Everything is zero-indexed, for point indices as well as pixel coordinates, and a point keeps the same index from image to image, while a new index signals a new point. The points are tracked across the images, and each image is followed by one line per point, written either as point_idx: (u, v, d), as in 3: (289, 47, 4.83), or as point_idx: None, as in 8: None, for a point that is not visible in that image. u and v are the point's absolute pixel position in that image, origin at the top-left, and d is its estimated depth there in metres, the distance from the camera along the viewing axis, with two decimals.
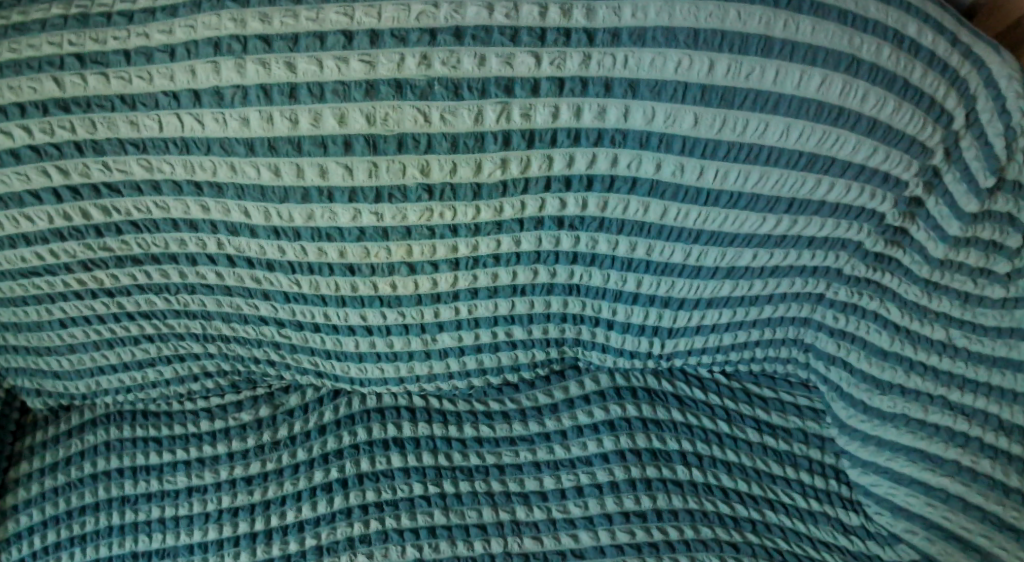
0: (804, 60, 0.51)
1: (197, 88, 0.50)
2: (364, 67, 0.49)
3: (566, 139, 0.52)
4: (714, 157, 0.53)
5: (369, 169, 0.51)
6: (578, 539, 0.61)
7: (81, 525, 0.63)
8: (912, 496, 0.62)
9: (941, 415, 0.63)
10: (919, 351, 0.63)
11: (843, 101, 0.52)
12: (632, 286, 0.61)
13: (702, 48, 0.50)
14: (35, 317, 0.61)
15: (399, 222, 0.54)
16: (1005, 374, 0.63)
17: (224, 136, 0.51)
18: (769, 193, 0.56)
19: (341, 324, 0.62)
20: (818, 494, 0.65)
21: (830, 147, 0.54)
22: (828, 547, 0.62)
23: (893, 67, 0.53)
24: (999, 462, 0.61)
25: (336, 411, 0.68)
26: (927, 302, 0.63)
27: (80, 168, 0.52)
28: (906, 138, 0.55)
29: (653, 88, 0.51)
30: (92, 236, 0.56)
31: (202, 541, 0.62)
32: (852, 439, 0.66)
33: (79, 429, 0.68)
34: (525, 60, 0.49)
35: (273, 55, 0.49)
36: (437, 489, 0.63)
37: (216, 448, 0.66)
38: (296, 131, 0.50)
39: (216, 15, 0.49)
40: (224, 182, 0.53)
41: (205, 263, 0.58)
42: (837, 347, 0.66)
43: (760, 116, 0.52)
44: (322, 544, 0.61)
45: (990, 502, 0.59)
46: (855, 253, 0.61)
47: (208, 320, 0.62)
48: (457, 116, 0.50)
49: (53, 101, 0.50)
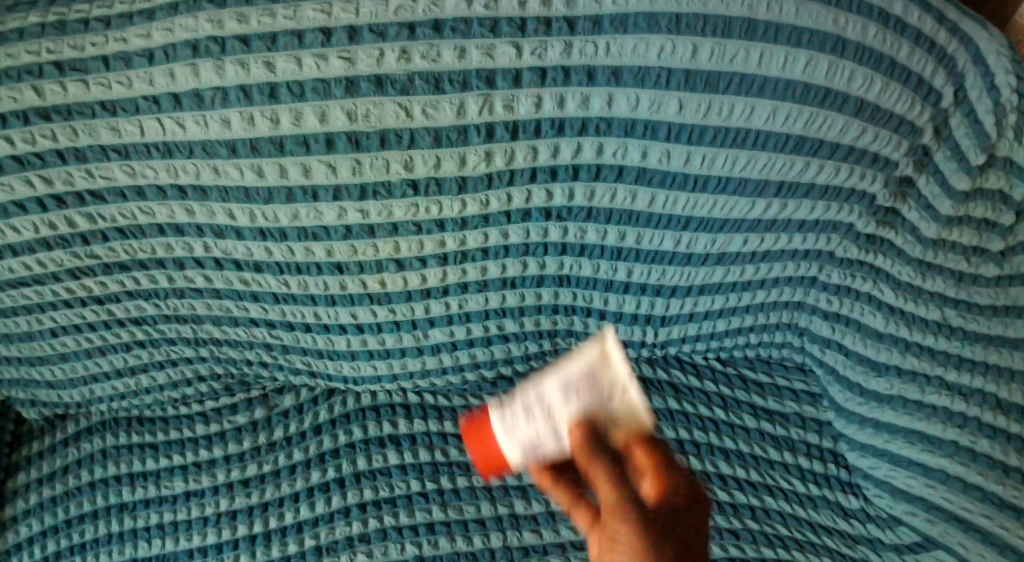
0: (788, 42, 0.51)
1: (176, 91, 0.49)
2: (344, 63, 0.48)
3: (550, 129, 0.51)
4: (700, 143, 0.53)
5: (353, 167, 0.51)
6: (578, 530, 0.61)
7: (80, 533, 0.63)
8: (911, 478, 0.61)
9: (939, 395, 0.62)
10: (914, 332, 0.63)
11: (829, 83, 0.52)
12: (623, 275, 0.61)
13: (685, 32, 0.49)
14: (26, 328, 0.61)
15: (386, 219, 0.54)
16: (1001, 353, 0.62)
17: (205, 138, 0.50)
18: (758, 177, 0.55)
19: (332, 324, 0.61)
20: (817, 478, 0.65)
21: (818, 129, 0.53)
22: (828, 532, 0.62)
23: (880, 46, 0.52)
24: (998, 441, 0.60)
25: (331, 410, 0.68)
26: (922, 282, 0.62)
27: (63, 176, 0.52)
28: (894, 118, 0.54)
29: (636, 75, 0.50)
30: (79, 244, 0.55)
31: (201, 545, 0.62)
32: (850, 422, 0.66)
33: (76, 437, 0.68)
34: (506, 50, 0.49)
35: (252, 54, 0.48)
36: (434, 485, 0.63)
37: (212, 452, 0.66)
38: (277, 131, 0.50)
39: (194, 16, 0.49)
40: (208, 186, 0.52)
41: (192, 267, 0.57)
42: (832, 330, 0.66)
43: (745, 100, 0.52)
44: (321, 544, 0.61)
45: (989, 482, 0.58)
46: (847, 235, 0.61)
47: (198, 324, 0.62)
48: (439, 109, 0.50)
49: (33, 110, 0.50)
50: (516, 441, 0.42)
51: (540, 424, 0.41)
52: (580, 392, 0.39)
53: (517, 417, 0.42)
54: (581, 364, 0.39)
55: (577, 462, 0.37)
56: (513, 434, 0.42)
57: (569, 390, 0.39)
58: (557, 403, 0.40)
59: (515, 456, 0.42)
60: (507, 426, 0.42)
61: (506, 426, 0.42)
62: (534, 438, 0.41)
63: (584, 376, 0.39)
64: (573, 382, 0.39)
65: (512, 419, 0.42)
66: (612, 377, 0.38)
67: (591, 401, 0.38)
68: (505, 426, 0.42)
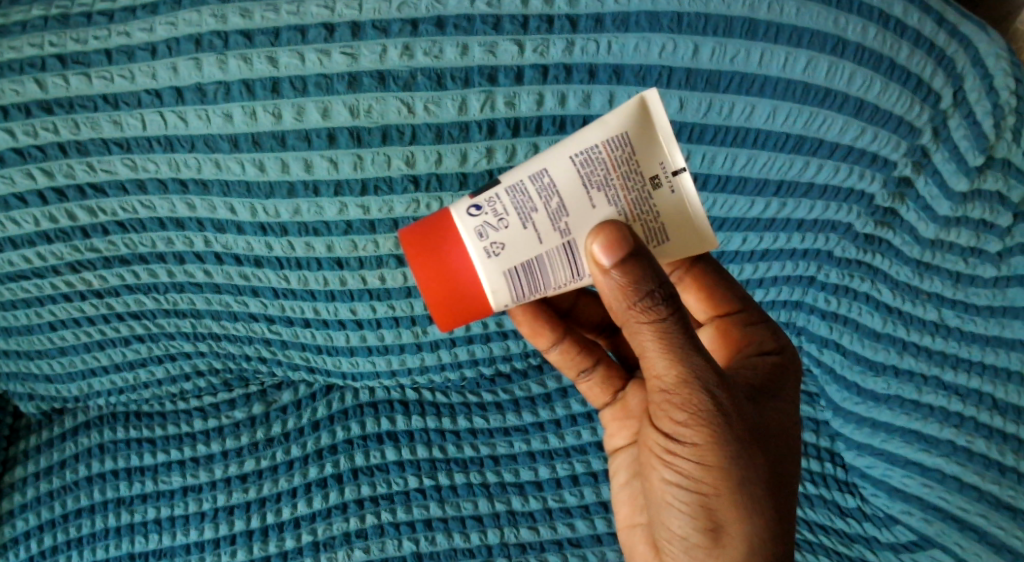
0: (789, 42, 0.51)
1: (179, 86, 0.49)
2: (347, 59, 0.48)
3: (551, 127, 0.51)
4: (701, 141, 0.53)
5: (354, 162, 0.51)
6: (574, 527, 0.62)
7: (77, 528, 0.64)
8: (908, 478, 0.62)
9: (935, 395, 0.62)
10: (912, 332, 0.63)
11: (829, 83, 0.52)
12: None
13: (686, 32, 0.50)
14: (24, 321, 0.61)
15: (386, 214, 0.54)
16: (998, 353, 0.63)
17: (208, 132, 0.50)
18: (758, 176, 0.55)
19: (331, 319, 0.62)
20: (813, 477, 0.64)
21: (817, 129, 0.54)
22: (824, 531, 0.62)
23: (880, 47, 0.52)
24: (994, 441, 0.61)
25: (328, 406, 0.67)
26: (919, 282, 0.63)
27: (64, 169, 0.52)
28: (893, 119, 0.55)
29: (638, 73, 0.50)
30: (79, 238, 0.56)
31: (199, 540, 0.62)
32: (846, 422, 0.66)
33: (73, 431, 0.68)
34: (508, 48, 0.49)
35: (256, 49, 0.48)
36: (432, 482, 0.63)
37: (210, 447, 0.66)
38: (279, 126, 0.50)
39: (197, 10, 0.49)
40: (209, 180, 0.52)
41: (193, 261, 0.58)
42: (830, 330, 0.65)
43: (745, 99, 0.52)
44: (319, 540, 0.62)
45: (986, 482, 0.60)
46: (845, 235, 0.61)
47: (197, 318, 0.62)
48: (441, 105, 0.50)
49: (35, 103, 0.50)
50: (500, 263, 0.40)
51: (535, 224, 0.39)
52: (615, 183, 0.39)
53: (502, 209, 0.39)
54: (615, 147, 0.39)
55: (618, 305, 0.40)
56: (497, 257, 0.40)
57: (591, 153, 0.39)
58: (578, 169, 0.39)
59: (497, 286, 0.40)
60: (487, 221, 0.40)
61: (487, 216, 0.40)
62: (522, 250, 0.39)
63: (622, 162, 0.39)
64: (601, 154, 0.39)
65: (492, 213, 0.39)
66: (653, 163, 0.39)
67: (632, 192, 0.39)
68: (483, 225, 0.40)
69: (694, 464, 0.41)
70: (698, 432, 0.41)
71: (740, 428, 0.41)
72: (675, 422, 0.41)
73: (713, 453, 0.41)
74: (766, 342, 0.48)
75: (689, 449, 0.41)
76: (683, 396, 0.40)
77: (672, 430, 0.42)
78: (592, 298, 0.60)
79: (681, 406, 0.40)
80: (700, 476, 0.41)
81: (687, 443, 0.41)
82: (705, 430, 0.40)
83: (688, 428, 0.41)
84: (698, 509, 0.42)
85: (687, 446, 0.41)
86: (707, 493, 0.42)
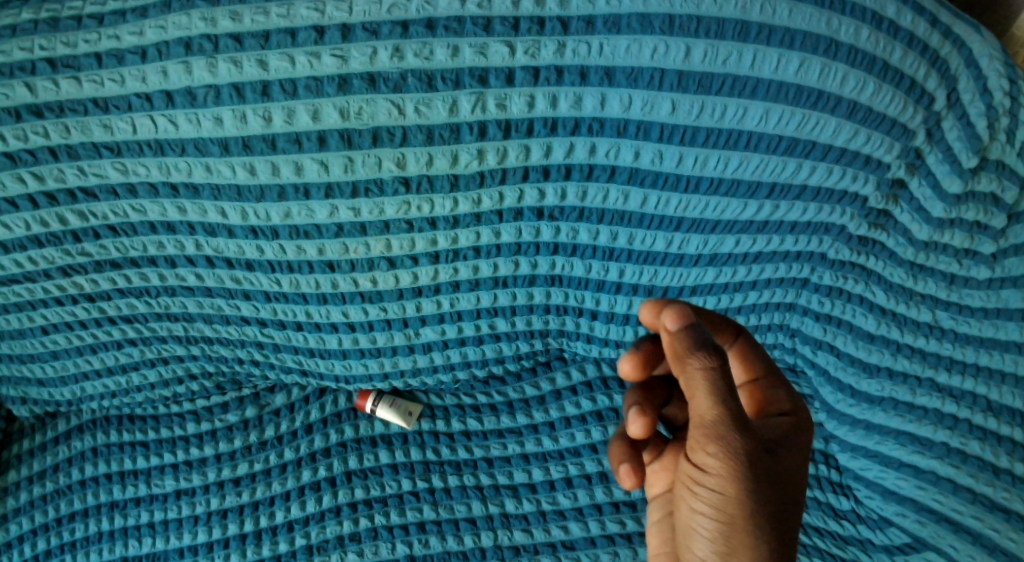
0: (781, 43, 0.51)
1: (169, 89, 0.49)
2: (336, 61, 0.48)
3: (543, 128, 0.51)
4: (692, 144, 0.53)
5: (345, 164, 0.51)
6: (567, 530, 0.62)
7: (70, 532, 0.64)
8: (901, 480, 0.61)
9: (929, 397, 0.62)
10: (906, 334, 0.63)
11: (822, 84, 0.52)
12: (615, 275, 0.61)
13: (678, 33, 0.49)
14: (16, 325, 0.61)
15: (377, 217, 0.54)
16: (992, 355, 0.63)
17: (198, 136, 0.50)
18: (750, 178, 0.55)
19: (323, 322, 0.62)
20: (808, 480, 0.65)
21: (810, 132, 0.53)
22: (819, 533, 0.63)
23: (872, 48, 0.52)
24: (988, 443, 0.60)
25: (322, 409, 0.68)
26: (913, 284, 0.63)
27: (55, 173, 0.52)
28: (887, 120, 0.54)
29: (629, 75, 0.50)
30: (70, 241, 0.55)
31: (191, 544, 0.62)
32: (840, 423, 0.66)
33: (66, 435, 0.68)
34: (499, 49, 0.49)
35: (245, 53, 0.48)
36: (425, 484, 0.63)
37: (203, 450, 0.66)
38: (269, 129, 0.50)
39: (187, 14, 0.48)
40: (200, 184, 0.52)
41: (184, 265, 0.58)
42: (823, 332, 0.65)
43: (737, 101, 0.52)
44: (312, 544, 0.61)
45: (980, 484, 0.59)
46: (838, 237, 0.61)
47: (189, 322, 0.62)
48: (431, 107, 0.49)
49: (26, 107, 0.50)
50: None
51: None
52: None
53: None
54: None
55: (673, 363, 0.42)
56: None
57: None
58: None
59: None
60: None
61: None
62: None
63: None
64: None
65: None
66: None
67: None
68: None
69: (718, 497, 0.40)
70: (726, 469, 0.39)
71: (765, 475, 0.40)
72: (705, 453, 0.39)
73: (738, 491, 0.39)
74: (782, 400, 0.47)
75: (716, 485, 0.39)
76: (717, 432, 0.39)
77: (700, 461, 0.40)
78: (654, 391, 0.48)
79: (716, 439, 0.39)
80: (722, 509, 0.39)
81: (714, 477, 0.39)
82: (736, 467, 0.39)
83: (717, 464, 0.39)
84: (717, 539, 0.40)
85: (714, 481, 0.40)
86: (727, 528, 0.40)
